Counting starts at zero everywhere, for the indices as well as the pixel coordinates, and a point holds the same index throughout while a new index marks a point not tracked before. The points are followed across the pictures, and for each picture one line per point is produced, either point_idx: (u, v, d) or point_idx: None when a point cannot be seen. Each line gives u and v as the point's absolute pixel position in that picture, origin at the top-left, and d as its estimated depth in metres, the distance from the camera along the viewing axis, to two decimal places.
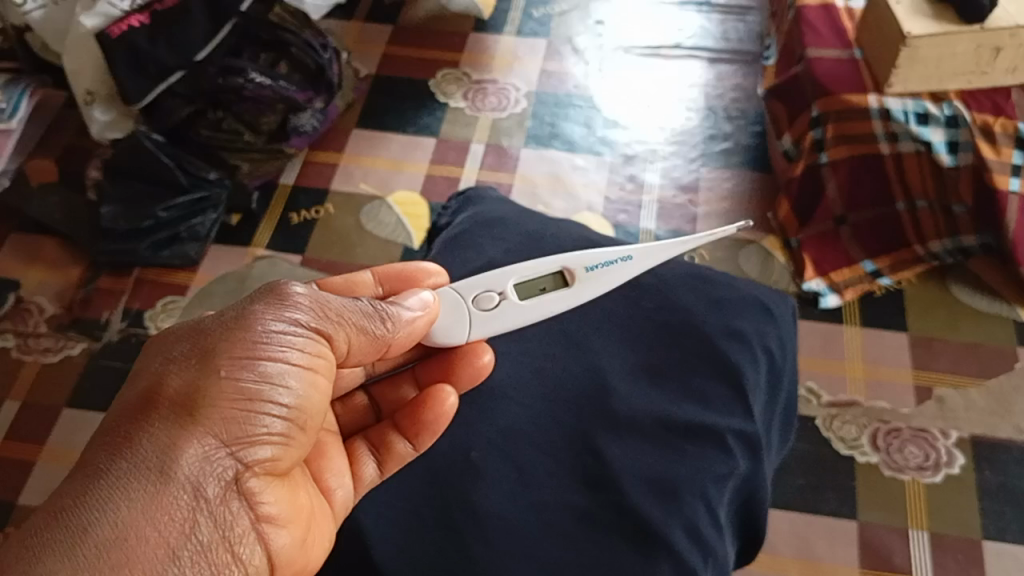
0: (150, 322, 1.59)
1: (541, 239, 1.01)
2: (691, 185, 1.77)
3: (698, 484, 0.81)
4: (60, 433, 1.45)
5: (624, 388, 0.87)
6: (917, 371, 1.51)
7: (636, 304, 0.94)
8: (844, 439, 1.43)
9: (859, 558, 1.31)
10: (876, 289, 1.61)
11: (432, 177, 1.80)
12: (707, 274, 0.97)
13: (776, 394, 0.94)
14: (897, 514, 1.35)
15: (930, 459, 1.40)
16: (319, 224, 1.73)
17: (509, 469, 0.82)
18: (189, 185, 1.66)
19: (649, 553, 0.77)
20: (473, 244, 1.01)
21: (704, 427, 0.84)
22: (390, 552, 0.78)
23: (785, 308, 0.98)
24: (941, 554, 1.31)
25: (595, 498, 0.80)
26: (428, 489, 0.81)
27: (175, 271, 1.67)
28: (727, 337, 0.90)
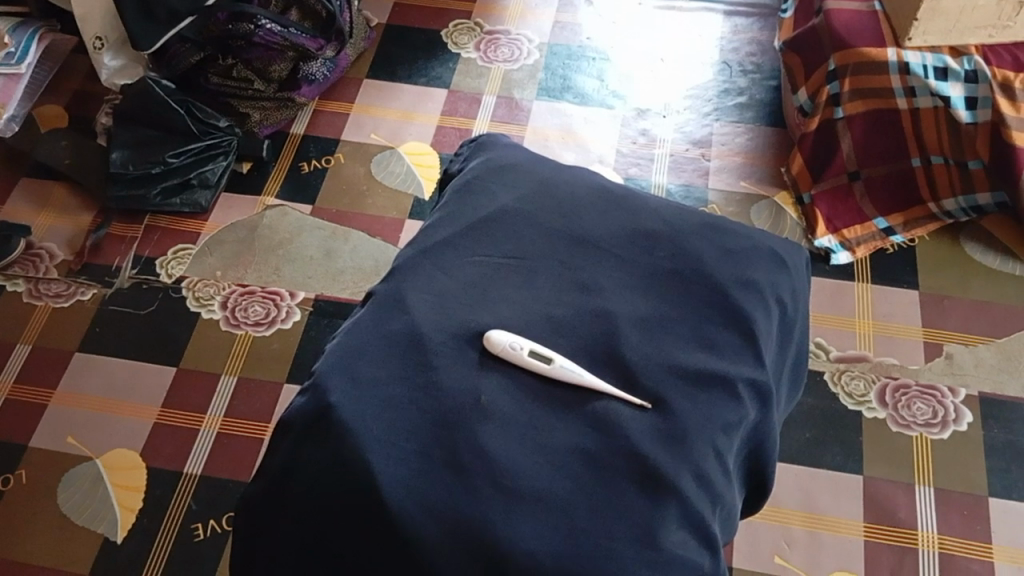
0: (160, 269, 1.59)
1: (553, 186, 1.00)
2: (704, 140, 1.75)
3: (707, 431, 0.81)
4: (73, 378, 1.47)
5: (634, 334, 0.87)
6: (926, 328, 1.51)
7: (648, 253, 0.93)
8: (853, 394, 1.43)
9: (863, 512, 1.32)
10: (888, 247, 1.60)
11: (443, 128, 1.78)
12: (721, 223, 0.97)
13: (787, 344, 0.94)
14: (903, 469, 1.36)
15: (938, 416, 1.41)
16: (329, 173, 1.72)
17: (518, 413, 0.82)
18: (199, 133, 1.65)
19: (658, 496, 0.77)
20: (485, 191, 1.00)
21: (715, 375, 0.84)
22: (400, 492, 0.77)
23: (799, 258, 0.98)
24: (946, 510, 1.32)
25: (604, 441, 0.80)
26: (434, 429, 0.80)
27: (186, 220, 1.66)
28: (741, 287, 0.90)
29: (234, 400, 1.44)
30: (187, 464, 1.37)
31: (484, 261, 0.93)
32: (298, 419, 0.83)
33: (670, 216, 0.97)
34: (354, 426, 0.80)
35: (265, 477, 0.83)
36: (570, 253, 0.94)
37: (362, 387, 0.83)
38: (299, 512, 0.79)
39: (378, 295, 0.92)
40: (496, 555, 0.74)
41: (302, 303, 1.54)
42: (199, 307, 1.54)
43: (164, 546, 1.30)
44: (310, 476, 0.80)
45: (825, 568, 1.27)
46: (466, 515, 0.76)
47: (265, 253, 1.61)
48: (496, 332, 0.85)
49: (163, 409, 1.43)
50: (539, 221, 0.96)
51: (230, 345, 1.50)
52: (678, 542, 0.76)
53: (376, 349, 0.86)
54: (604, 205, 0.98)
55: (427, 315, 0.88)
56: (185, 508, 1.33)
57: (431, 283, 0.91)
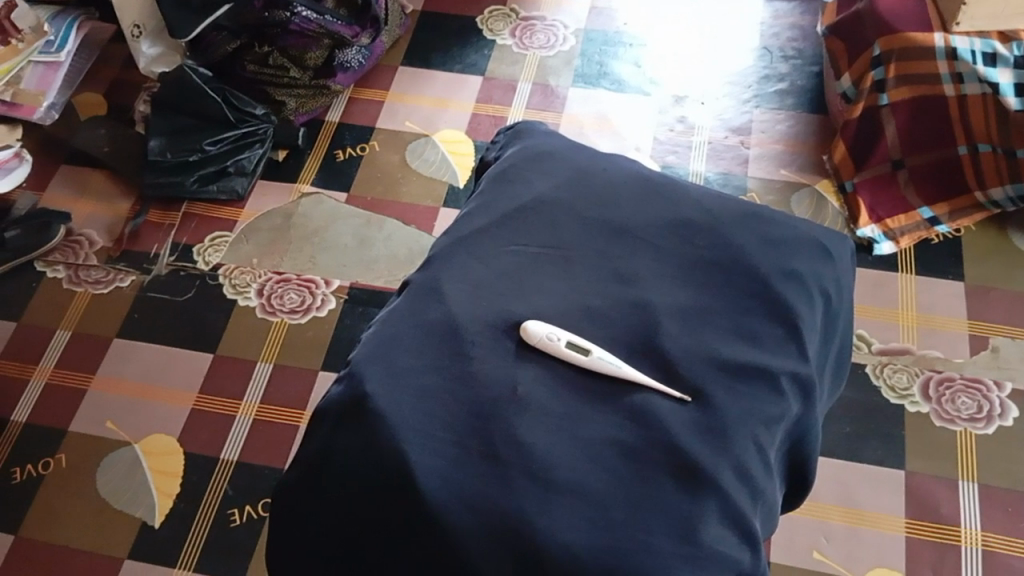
0: (198, 256, 1.60)
1: (591, 174, 0.99)
2: (743, 127, 1.72)
3: (748, 426, 0.80)
4: (112, 363, 1.48)
5: (673, 325, 0.85)
6: (972, 320, 1.47)
7: (688, 242, 0.92)
8: (895, 387, 1.40)
9: (904, 507, 1.29)
10: (932, 237, 1.56)
11: (478, 115, 1.77)
12: (763, 212, 0.95)
13: (830, 337, 0.92)
14: (946, 464, 1.33)
15: (983, 411, 1.37)
16: (364, 160, 1.72)
17: (556, 404, 0.80)
18: (235, 120, 1.66)
19: (697, 491, 0.76)
20: (522, 179, 0.99)
21: (757, 368, 0.82)
22: (436, 483, 0.76)
23: (844, 249, 0.96)
24: (991, 507, 1.29)
25: (643, 434, 0.79)
26: (470, 419, 0.80)
27: (222, 207, 1.67)
28: (784, 277, 0.88)
29: (269, 387, 1.44)
30: (223, 450, 1.38)
31: (522, 250, 0.92)
32: (334, 408, 0.83)
33: (711, 204, 0.95)
34: (390, 415, 0.80)
35: (301, 465, 0.83)
36: (609, 243, 0.92)
37: (398, 377, 0.83)
38: (334, 501, 0.79)
39: (414, 284, 0.91)
40: (532, 548, 0.73)
41: (337, 291, 1.54)
42: (235, 294, 1.55)
43: (201, 531, 1.31)
44: (346, 465, 0.79)
45: (865, 564, 1.25)
46: (503, 507, 0.75)
47: (301, 241, 1.61)
48: (533, 322, 0.84)
49: (199, 396, 1.44)
50: (577, 210, 0.95)
51: (266, 333, 1.50)
52: (718, 538, 0.75)
53: (412, 338, 0.86)
54: (643, 194, 0.97)
55: (464, 304, 0.87)
56: (221, 494, 1.34)
57: (467, 273, 0.90)
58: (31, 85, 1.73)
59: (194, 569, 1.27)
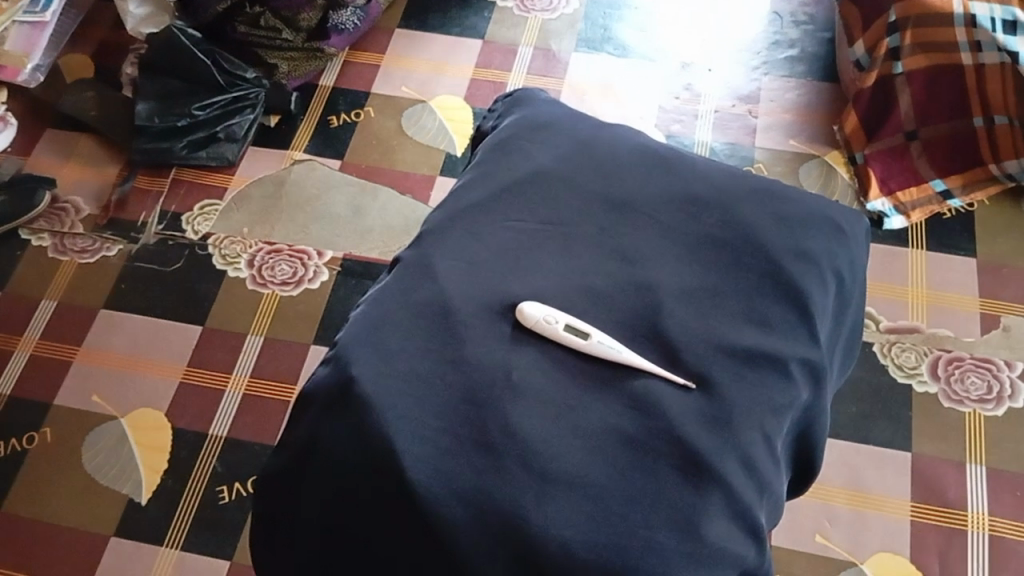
0: (187, 225, 1.55)
1: (593, 146, 0.94)
2: (751, 95, 1.66)
3: (756, 416, 0.76)
4: (99, 335, 1.44)
5: (678, 309, 0.81)
6: (984, 298, 1.42)
7: (695, 219, 0.87)
8: (903, 367, 1.36)
9: (910, 490, 1.26)
10: (945, 212, 1.51)
11: (477, 81, 1.71)
12: (775, 188, 0.90)
13: (841, 319, 0.88)
14: (954, 446, 1.29)
15: (993, 391, 1.33)
16: (359, 127, 1.66)
17: (553, 392, 0.76)
18: (225, 84, 1.61)
19: (702, 485, 0.72)
20: (519, 151, 0.94)
21: (766, 355, 0.78)
22: (426, 474, 0.73)
23: (859, 227, 0.91)
24: (999, 491, 1.25)
25: (644, 424, 0.75)
26: (463, 406, 0.76)
27: (211, 173, 1.61)
28: (795, 258, 0.84)
29: (259, 361, 1.40)
30: (212, 425, 1.35)
31: (519, 226, 0.87)
32: (320, 392, 0.79)
33: (720, 179, 0.90)
34: (378, 402, 0.76)
35: (286, 451, 0.79)
36: (611, 220, 0.88)
37: (388, 360, 0.78)
38: (320, 490, 0.75)
39: (405, 262, 0.86)
40: (527, 543, 0.70)
41: (330, 263, 1.49)
42: (225, 265, 1.50)
43: (189, 508, 1.28)
44: (332, 453, 0.75)
45: (870, 549, 1.22)
46: (496, 500, 0.71)
47: (293, 210, 1.56)
48: (530, 304, 0.80)
49: (188, 369, 1.40)
50: (578, 185, 0.90)
51: (256, 305, 1.46)
52: (722, 534, 0.71)
53: (403, 320, 0.81)
54: (648, 168, 0.92)
55: (457, 284, 0.83)
56: (210, 470, 1.31)
57: (462, 251, 0.85)
58: (17, 46, 1.62)
59: (182, 548, 1.24)
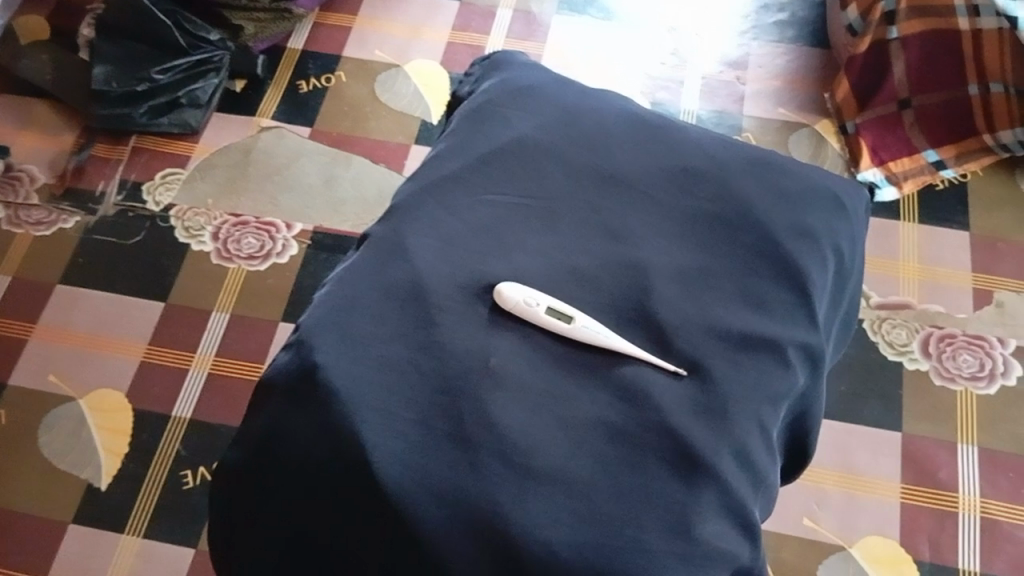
0: (148, 196, 1.48)
1: (578, 113, 0.87)
2: (739, 61, 1.60)
3: (752, 405, 0.71)
4: (56, 312, 1.37)
5: (669, 290, 0.75)
6: (977, 272, 1.38)
7: (687, 193, 0.81)
8: (894, 344, 1.32)
9: (901, 472, 1.22)
10: (938, 183, 1.45)
11: (453, 45, 1.63)
12: (771, 158, 0.85)
13: (840, 299, 0.83)
14: (946, 426, 1.25)
15: (985, 369, 1.29)
16: (330, 92, 1.58)
17: (534, 379, 0.71)
18: (187, 47, 1.52)
19: (694, 480, 0.67)
20: (498, 117, 0.87)
21: (763, 339, 0.73)
22: (396, 469, 0.67)
23: (859, 200, 0.86)
24: (991, 472, 1.21)
25: (632, 414, 0.70)
26: (436, 395, 0.70)
27: (174, 141, 1.53)
28: (794, 235, 0.79)
29: (225, 339, 1.34)
30: (176, 406, 1.28)
31: (498, 200, 0.81)
32: (281, 380, 0.73)
33: (713, 150, 0.85)
34: (345, 391, 0.70)
35: (245, 443, 0.73)
36: (596, 193, 0.82)
37: (355, 346, 0.72)
38: (282, 486, 0.69)
39: (374, 238, 0.79)
40: (506, 545, 0.64)
41: (299, 236, 1.42)
42: (188, 238, 1.43)
43: (151, 494, 1.21)
44: (294, 447, 0.70)
45: (859, 532, 1.18)
46: (473, 497, 0.66)
47: (259, 180, 1.48)
48: (508, 285, 0.74)
49: (150, 347, 1.33)
50: (562, 155, 0.84)
51: (221, 280, 1.39)
52: (716, 533, 0.66)
53: (371, 302, 0.75)
54: (637, 137, 0.86)
55: (431, 262, 0.76)
56: (174, 454, 1.24)
57: (436, 226, 0.79)
58: None
59: (144, 535, 1.18)
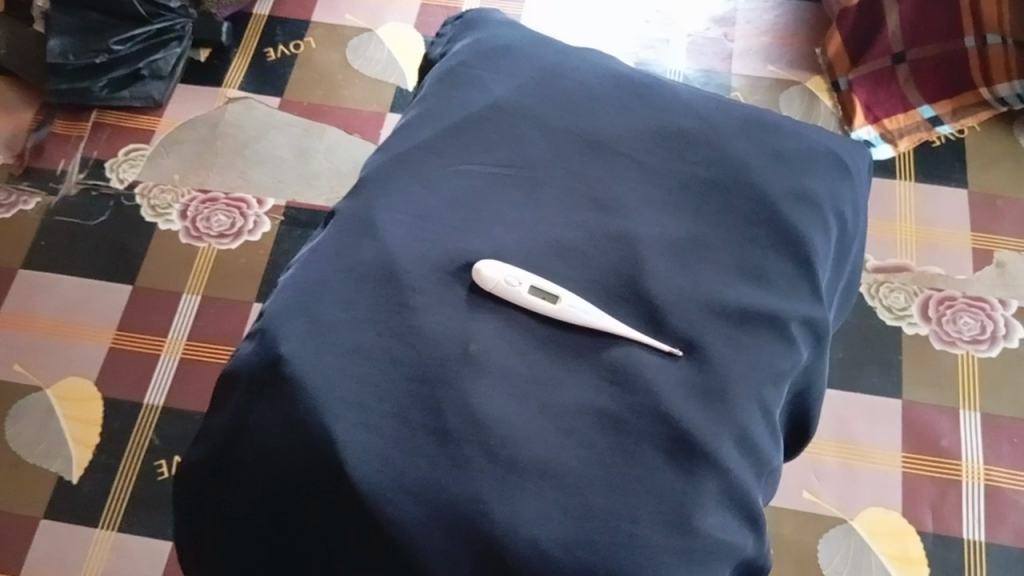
0: (110, 173, 1.40)
1: (559, 74, 0.81)
2: (727, 17, 1.53)
3: (754, 385, 0.66)
4: (18, 297, 1.29)
5: (661, 264, 0.70)
6: (977, 232, 1.32)
7: (679, 159, 0.76)
8: (892, 308, 1.27)
9: (902, 440, 1.18)
10: (934, 140, 1.40)
11: (427, 7, 1.56)
12: (767, 118, 0.79)
13: (843, 267, 0.78)
14: (948, 392, 1.21)
15: (986, 331, 1.24)
16: (300, 60, 1.50)
17: (519, 365, 0.66)
18: (148, 15, 1.43)
19: (694, 469, 0.62)
20: (473, 80, 0.81)
21: (764, 314, 0.68)
22: (373, 467, 0.62)
23: (862, 160, 0.81)
24: (995, 439, 1.17)
25: (625, 399, 0.65)
26: (413, 386, 0.64)
27: (136, 115, 1.46)
28: (794, 200, 0.74)
29: (197, 322, 1.27)
30: (147, 394, 1.22)
31: (476, 170, 0.75)
32: (246, 372, 0.67)
33: (706, 110, 0.79)
34: (312, 384, 0.64)
35: (209, 440, 0.67)
36: (581, 160, 0.76)
37: (323, 334, 0.67)
38: (249, 488, 0.64)
39: (342, 215, 0.73)
40: (493, 545, 0.59)
41: (271, 212, 1.35)
42: (155, 217, 1.35)
43: (124, 486, 1.16)
44: (261, 445, 0.64)
45: (861, 504, 1.14)
46: (455, 495, 0.61)
47: (229, 154, 1.41)
48: (488, 263, 0.68)
49: (119, 333, 1.26)
50: (543, 120, 0.78)
51: (191, 261, 1.32)
52: (718, 525, 0.62)
53: (340, 285, 0.69)
54: (623, 99, 0.80)
55: (405, 241, 0.71)
56: (146, 443, 1.18)
57: (409, 201, 0.73)
58: None
59: (119, 530, 1.13)
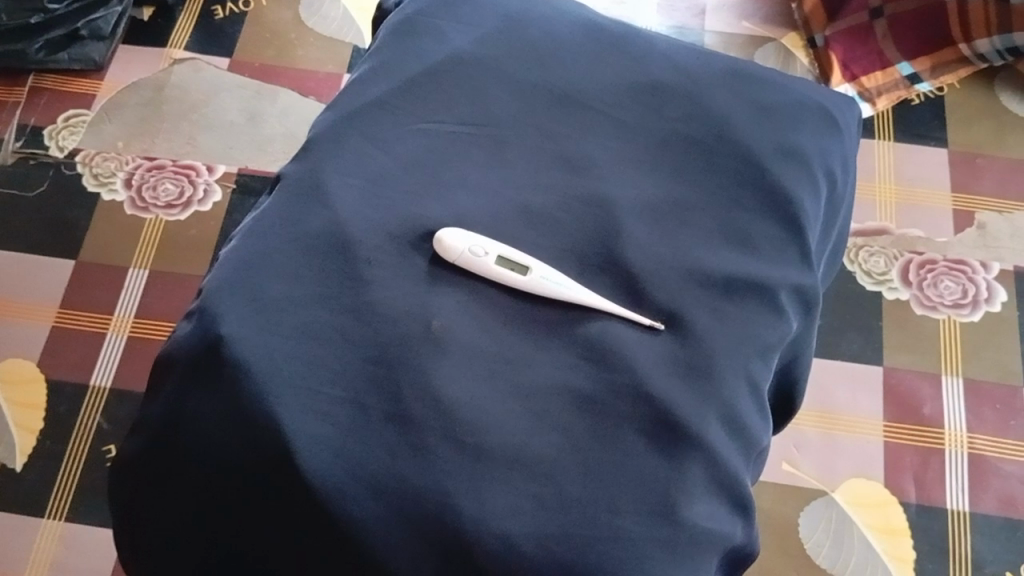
0: (49, 141, 1.21)
1: (525, 23, 0.75)
2: None
3: (741, 360, 0.61)
4: None
5: (639, 230, 0.65)
6: (957, 193, 1.24)
7: (657, 114, 0.70)
8: (872, 273, 1.18)
9: (883, 408, 1.09)
10: (913, 98, 1.31)
11: None
12: (750, 70, 0.74)
13: (832, 230, 0.73)
14: (928, 356, 1.12)
15: (968, 295, 1.16)
16: (250, 17, 1.33)
17: (487, 344, 0.60)
18: None
19: (677, 453, 0.57)
20: (430, 30, 0.74)
21: (750, 282, 0.63)
22: (324, 459, 0.56)
23: (852, 115, 0.76)
24: (978, 406, 1.09)
25: (602, 378, 0.59)
26: (368, 368, 0.58)
27: (76, 78, 1.27)
28: (781, 157, 0.68)
29: (147, 297, 1.11)
30: (93, 375, 1.06)
31: (435, 128, 0.69)
32: (182, 356, 0.61)
33: (685, 61, 0.73)
34: (257, 368, 0.58)
35: (145, 432, 0.61)
36: (551, 117, 0.70)
37: (268, 313, 0.60)
38: (189, 483, 0.58)
39: (288, 179, 0.67)
40: (458, 541, 0.54)
41: (223, 179, 1.18)
42: (97, 186, 1.18)
43: (72, 472, 1.00)
44: (201, 435, 0.58)
45: (841, 474, 1.05)
46: (416, 487, 0.55)
47: (175, 119, 1.23)
48: (451, 232, 0.62)
49: (62, 312, 1.10)
50: (509, 73, 0.72)
51: (137, 233, 1.15)
52: (704, 514, 0.57)
53: (287, 257, 0.62)
54: (596, 50, 0.74)
55: (357, 207, 0.64)
56: (94, 427, 1.03)
57: (362, 163, 0.66)
58: None
59: (68, 518, 0.97)
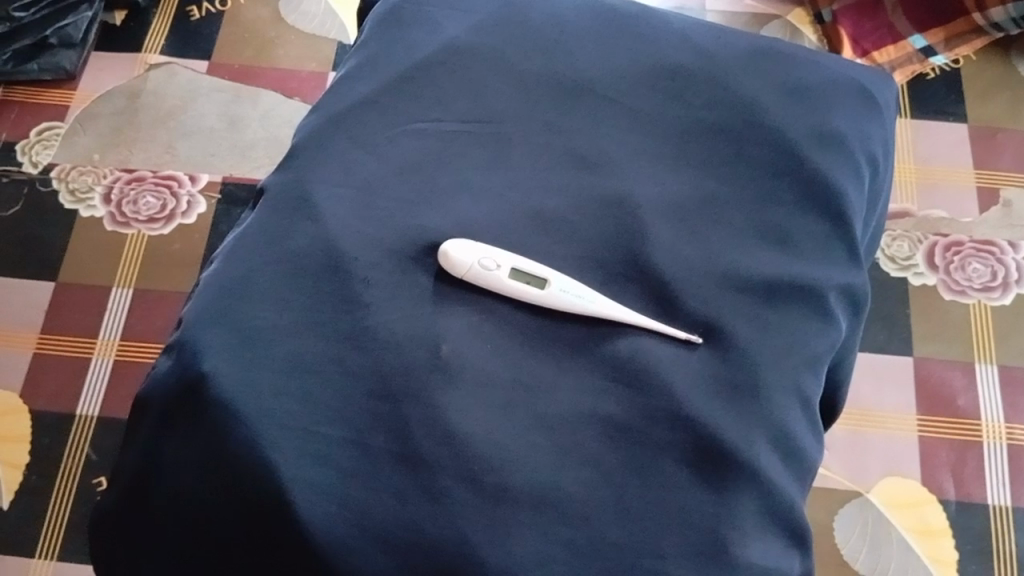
0: (21, 157, 1.12)
1: (524, 6, 0.68)
2: None
3: (789, 373, 0.55)
4: None
5: (665, 233, 0.58)
6: (980, 168, 1.12)
7: (679, 100, 0.64)
8: (895, 258, 1.06)
9: (915, 401, 0.98)
10: (928, 72, 1.19)
11: None
12: (778, 48, 0.67)
13: (874, 218, 0.66)
14: (958, 344, 1.01)
15: (996, 277, 1.05)
16: (227, 18, 1.23)
17: (504, 369, 0.54)
18: None
19: (725, 483, 0.51)
20: (421, 19, 0.67)
21: (794, 285, 0.57)
22: (327, 510, 0.49)
23: (891, 93, 0.69)
24: (1016, 396, 0.98)
25: (636, 402, 0.53)
26: (371, 404, 0.52)
27: (46, 90, 1.17)
28: (818, 144, 0.62)
29: (131, 318, 1.01)
30: (79, 404, 0.96)
31: (433, 128, 0.62)
32: (162, 398, 0.54)
33: (704, 41, 0.67)
34: (246, 411, 0.52)
35: (126, 483, 0.54)
36: (557, 110, 0.63)
37: (255, 346, 0.53)
38: (180, 541, 0.52)
39: (271, 192, 0.60)
40: None
41: (206, 190, 1.09)
42: (74, 203, 1.08)
43: (61, 510, 0.91)
44: (189, 486, 0.51)
45: (875, 475, 0.94)
46: (433, 538, 0.49)
47: (152, 127, 1.14)
48: (455, 244, 0.56)
49: (43, 338, 1.00)
50: (509, 64, 0.65)
51: (118, 251, 1.05)
52: (758, 552, 0.50)
53: (275, 280, 0.56)
54: (605, 33, 0.67)
55: (349, 222, 0.58)
56: (82, 460, 0.94)
57: (352, 172, 0.60)
58: None
59: (59, 557, 0.89)
